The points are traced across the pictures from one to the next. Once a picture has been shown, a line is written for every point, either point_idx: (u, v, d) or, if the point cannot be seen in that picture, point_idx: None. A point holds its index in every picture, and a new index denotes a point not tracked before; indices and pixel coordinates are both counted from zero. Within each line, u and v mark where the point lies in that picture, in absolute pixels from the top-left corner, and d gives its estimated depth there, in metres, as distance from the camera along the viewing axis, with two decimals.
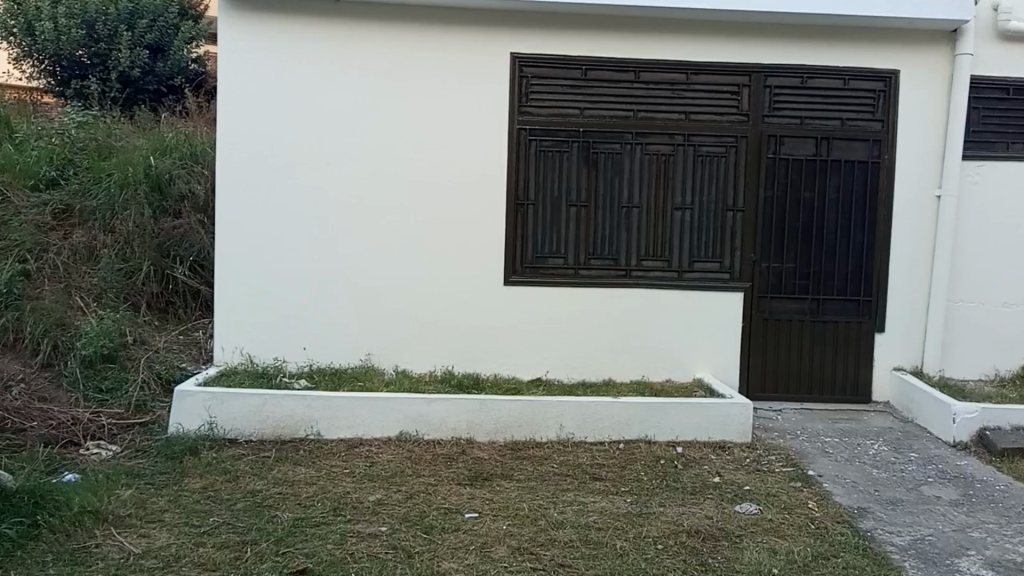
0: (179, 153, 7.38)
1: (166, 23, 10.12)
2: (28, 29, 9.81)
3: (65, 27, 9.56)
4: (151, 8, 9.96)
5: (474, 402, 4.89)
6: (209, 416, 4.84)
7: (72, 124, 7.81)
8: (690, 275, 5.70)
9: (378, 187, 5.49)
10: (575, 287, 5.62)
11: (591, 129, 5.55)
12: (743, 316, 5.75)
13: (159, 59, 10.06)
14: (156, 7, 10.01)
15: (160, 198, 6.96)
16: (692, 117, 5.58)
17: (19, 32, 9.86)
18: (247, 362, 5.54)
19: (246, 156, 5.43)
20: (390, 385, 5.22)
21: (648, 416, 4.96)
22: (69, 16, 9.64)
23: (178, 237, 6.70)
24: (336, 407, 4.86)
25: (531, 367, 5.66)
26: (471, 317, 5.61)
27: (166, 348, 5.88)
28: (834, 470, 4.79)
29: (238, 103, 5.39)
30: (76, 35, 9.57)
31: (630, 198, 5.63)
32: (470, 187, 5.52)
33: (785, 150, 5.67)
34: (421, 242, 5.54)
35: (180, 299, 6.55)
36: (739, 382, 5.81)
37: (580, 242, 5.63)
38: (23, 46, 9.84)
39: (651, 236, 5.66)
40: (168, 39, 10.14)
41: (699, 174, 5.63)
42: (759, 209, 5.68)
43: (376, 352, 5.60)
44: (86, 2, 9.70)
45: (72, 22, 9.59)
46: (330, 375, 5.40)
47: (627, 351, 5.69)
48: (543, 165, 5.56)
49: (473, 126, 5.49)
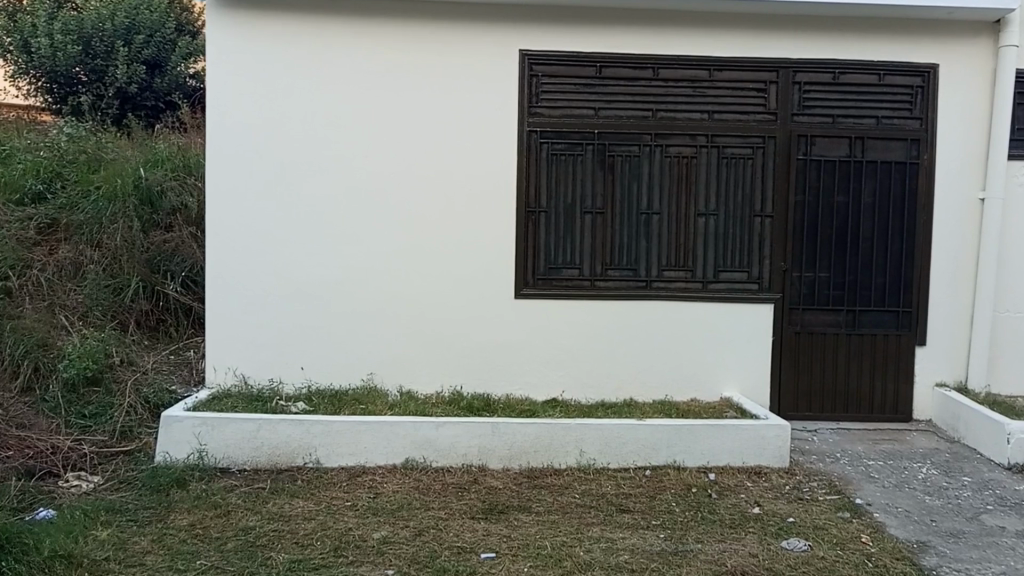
0: (171, 165, 7.08)
1: (163, 38, 9.86)
2: (25, 47, 9.60)
3: (61, 44, 9.32)
4: (148, 24, 9.72)
5: (487, 426, 4.48)
6: (199, 443, 4.45)
7: (62, 138, 7.51)
8: (716, 287, 5.31)
9: (380, 194, 5.13)
10: (592, 299, 5.23)
11: (607, 131, 5.19)
12: (774, 329, 5.35)
13: (156, 75, 9.77)
14: (153, 23, 9.76)
15: (152, 212, 6.66)
16: (715, 116, 5.22)
17: (15, 50, 9.64)
18: (241, 384, 5.16)
19: (238, 162, 5.08)
20: (394, 408, 4.81)
21: (677, 439, 4.53)
22: (66, 32, 9.40)
23: (169, 251, 6.37)
24: (337, 433, 4.46)
25: (546, 386, 5.26)
26: (483, 332, 5.22)
27: (155, 370, 5.50)
28: (883, 498, 4.36)
29: (229, 106, 5.06)
30: (72, 52, 9.29)
31: (650, 204, 5.25)
32: (477, 192, 5.16)
33: (816, 150, 5.30)
34: (424, 252, 5.17)
35: (171, 317, 6.18)
36: (769, 401, 5.41)
37: (596, 251, 5.25)
38: (20, 64, 9.61)
39: (674, 244, 5.28)
40: (165, 54, 9.87)
41: (724, 177, 5.26)
42: (789, 214, 5.29)
43: (379, 372, 5.21)
44: (83, 18, 9.45)
45: (69, 38, 9.34)
46: (330, 398, 5.00)
47: (648, 369, 5.29)
48: (556, 169, 5.20)
49: (480, 128, 5.14)
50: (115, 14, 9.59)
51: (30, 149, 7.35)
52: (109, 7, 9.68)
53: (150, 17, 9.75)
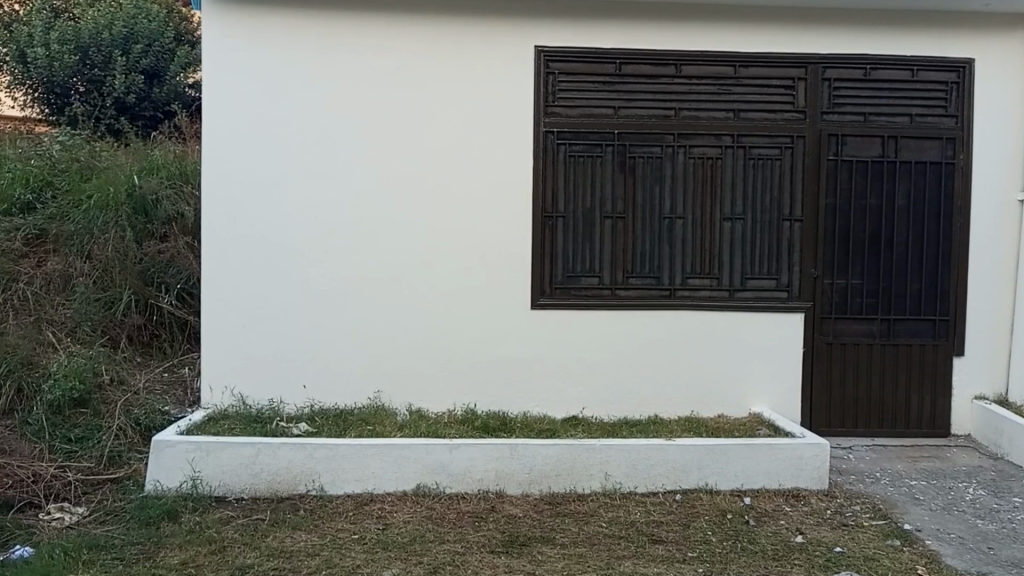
0: (167, 173, 6.76)
1: (161, 48, 9.57)
2: (21, 56, 9.28)
3: (58, 54, 9.01)
4: (146, 33, 9.43)
5: (504, 448, 4.15)
6: (192, 471, 4.11)
7: (54, 146, 7.23)
8: (743, 295, 5.01)
9: (387, 200, 4.82)
10: (612, 310, 4.93)
11: (627, 130, 4.90)
12: (805, 340, 5.06)
13: (155, 84, 9.45)
14: (151, 32, 9.48)
15: (146, 222, 6.33)
16: (742, 115, 4.93)
17: (11, 60, 9.32)
18: (239, 404, 4.84)
19: (234, 166, 4.78)
20: (404, 429, 4.47)
21: (709, 461, 4.20)
22: (62, 42, 9.10)
23: (164, 262, 6.04)
24: (342, 458, 4.13)
25: (564, 403, 4.94)
26: (497, 347, 4.90)
27: (148, 390, 5.17)
28: (933, 523, 4.03)
29: (225, 106, 4.75)
30: (69, 61, 8.98)
31: (673, 208, 4.96)
32: (490, 197, 4.85)
33: (847, 150, 5.02)
34: (435, 261, 4.85)
35: (166, 332, 5.85)
36: (801, 416, 5.10)
37: (616, 259, 4.94)
38: (16, 74, 9.31)
39: (698, 251, 4.98)
40: (164, 64, 9.57)
41: (751, 180, 4.97)
42: (821, 218, 5.00)
43: (387, 389, 4.89)
44: (80, 28, 9.17)
45: (66, 48, 9.04)
46: (334, 419, 4.67)
47: (672, 383, 4.98)
48: (573, 172, 4.90)
49: (493, 129, 4.83)
50: (112, 24, 9.32)
51: (20, 157, 7.07)
52: (107, 16, 9.41)
53: (149, 26, 9.48)
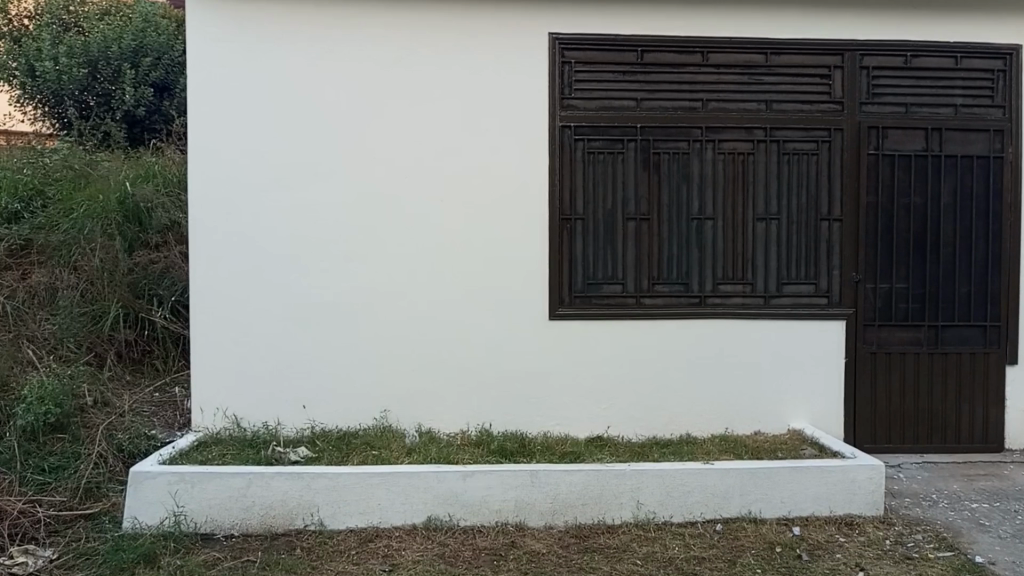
0: (161, 180, 6.38)
1: (173, 61, 8.97)
2: (31, 71, 8.83)
3: (67, 67, 8.56)
4: (155, 46, 8.83)
5: (525, 474, 3.72)
6: (176, 505, 3.75)
7: (48, 155, 6.84)
8: (780, 301, 4.63)
9: (390, 202, 4.43)
10: (637, 319, 4.54)
11: (651, 125, 4.55)
12: (846, 349, 4.66)
13: (165, 98, 8.88)
14: (161, 45, 8.87)
15: (140, 230, 5.92)
16: (774, 106, 4.59)
17: (20, 75, 8.85)
18: (233, 427, 4.42)
19: (223, 168, 4.39)
20: (412, 453, 4.04)
21: (752, 486, 3.75)
22: (70, 56, 8.64)
23: (157, 274, 5.61)
24: (343, 488, 3.73)
25: (586, 421, 4.52)
26: (512, 360, 4.49)
27: (134, 412, 4.74)
28: (1007, 553, 3.47)
29: (213, 104, 4.37)
30: (78, 74, 8.53)
31: (702, 208, 4.60)
32: (502, 197, 4.47)
33: (888, 144, 4.65)
34: (445, 267, 4.45)
35: (159, 347, 5.38)
36: (843, 432, 4.68)
37: (640, 264, 4.57)
38: (24, 89, 8.85)
39: (728, 254, 4.61)
40: (175, 77, 8.95)
41: (786, 176, 4.61)
42: (861, 217, 4.63)
43: (394, 408, 4.47)
44: (89, 41, 8.65)
45: (75, 62, 8.58)
46: (336, 442, 4.25)
47: (703, 398, 4.58)
48: (593, 171, 4.54)
49: (504, 123, 4.46)
50: (121, 36, 8.74)
51: (13, 167, 6.69)
52: (116, 29, 8.85)
53: (158, 39, 8.87)
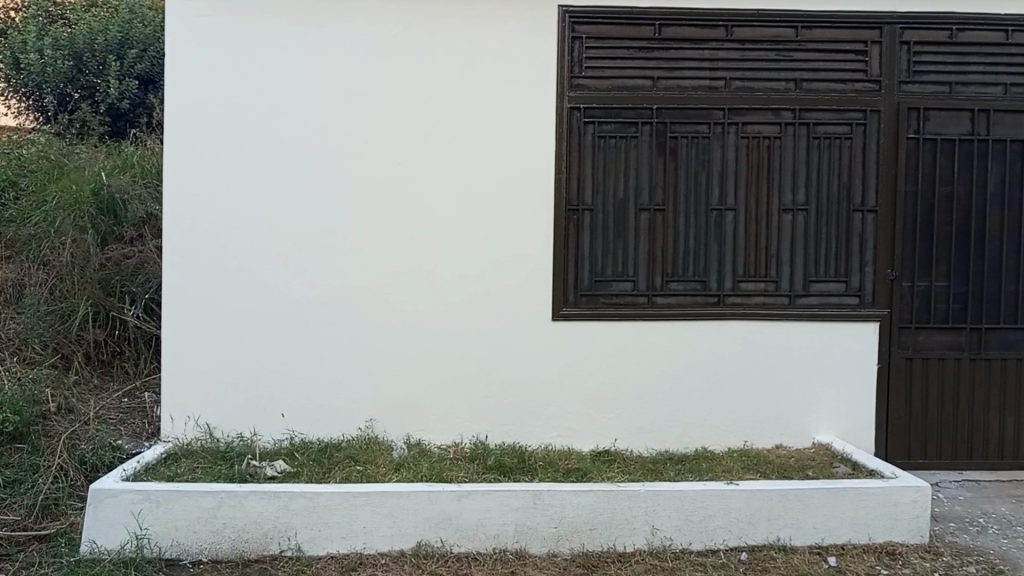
0: (139, 171, 5.97)
1: (159, 53, 8.45)
2: (15, 63, 8.37)
3: (51, 59, 8.16)
4: (142, 38, 8.37)
5: (528, 495, 3.33)
6: (138, 527, 3.36)
7: (25, 147, 6.48)
8: (806, 301, 4.23)
9: (382, 191, 4.02)
10: (649, 321, 4.13)
11: (668, 106, 4.14)
12: (881, 353, 4.24)
13: (151, 92, 8.31)
14: (148, 36, 8.39)
15: (114, 224, 5.50)
16: (805, 86, 4.20)
17: (3, 68, 8.38)
18: (205, 437, 4.04)
19: (199, 153, 3.99)
20: (401, 469, 3.65)
21: (783, 510, 3.37)
22: (56, 48, 8.23)
23: (130, 270, 5.19)
24: (324, 509, 3.34)
25: (592, 433, 4.12)
26: (513, 365, 4.08)
27: (100, 420, 4.37)
28: None
29: (189, 82, 3.97)
30: (64, 66, 8.14)
31: (721, 198, 4.20)
32: (504, 186, 4.05)
33: (930, 127, 4.28)
34: (442, 262, 4.05)
35: (131, 348, 5.00)
36: (875, 446, 4.24)
37: (653, 259, 4.17)
38: (9, 82, 8.41)
39: (748, 249, 4.21)
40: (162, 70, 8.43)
41: (815, 163, 4.22)
42: (898, 208, 4.24)
43: (381, 418, 4.08)
44: (75, 33, 8.29)
45: (61, 54, 8.19)
46: (317, 455, 3.86)
47: (721, 408, 4.17)
48: (603, 157, 4.14)
49: (508, 103, 4.04)
50: (107, 28, 8.34)
51: None
52: (103, 21, 8.46)
53: (145, 30, 8.41)
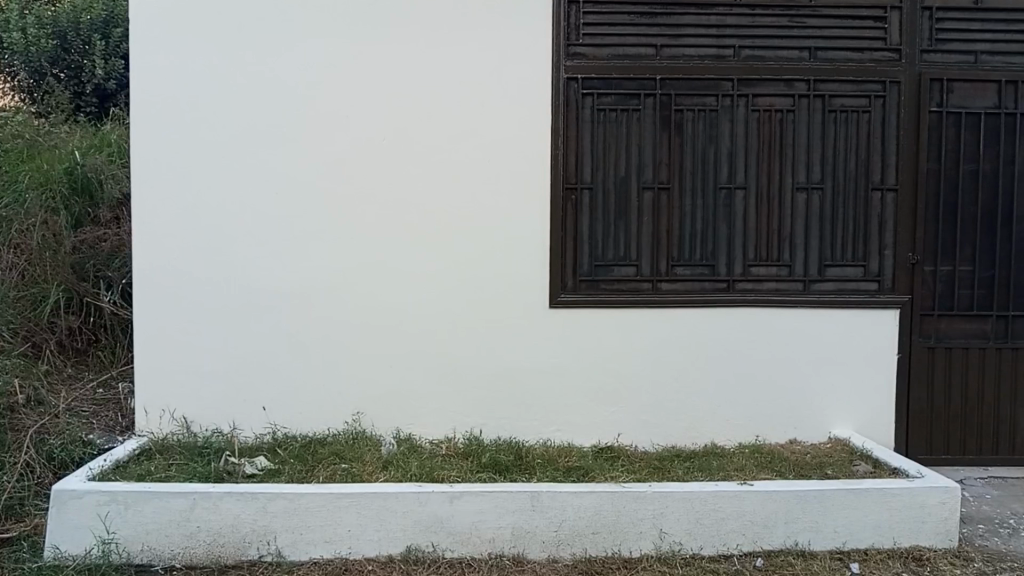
0: (116, 149, 5.68)
1: None
2: None
3: (35, 38, 7.57)
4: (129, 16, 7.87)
5: (526, 496, 3.09)
6: (105, 530, 3.11)
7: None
8: (821, 286, 3.96)
9: (366, 167, 3.74)
10: (654, 308, 3.87)
11: (673, 76, 3.84)
12: (900, 342, 3.99)
13: None
14: None
15: (89, 205, 5.21)
16: (819, 55, 3.91)
17: None
18: (182, 431, 3.78)
19: (168, 127, 3.71)
20: (390, 468, 3.39)
21: (802, 513, 3.15)
22: (39, 26, 7.64)
23: (106, 253, 4.93)
24: (306, 512, 3.09)
25: (595, 427, 3.87)
26: (508, 354, 3.82)
27: (71, 413, 4.10)
28: None
29: (156, 51, 3.69)
30: (47, 46, 7.51)
31: (732, 175, 3.91)
32: (496, 163, 3.76)
33: (954, 100, 3.99)
34: (430, 243, 3.77)
35: (107, 336, 4.73)
36: (895, 441, 4.00)
37: (659, 242, 3.90)
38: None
39: (761, 231, 3.94)
40: None
41: (832, 139, 3.94)
42: (920, 187, 3.96)
43: (369, 410, 3.82)
44: (59, 12, 7.71)
45: (44, 32, 7.60)
46: (300, 451, 3.60)
47: (731, 400, 3.92)
48: (604, 131, 3.85)
49: (500, 73, 3.74)
50: (92, 6, 7.79)
51: None
52: None
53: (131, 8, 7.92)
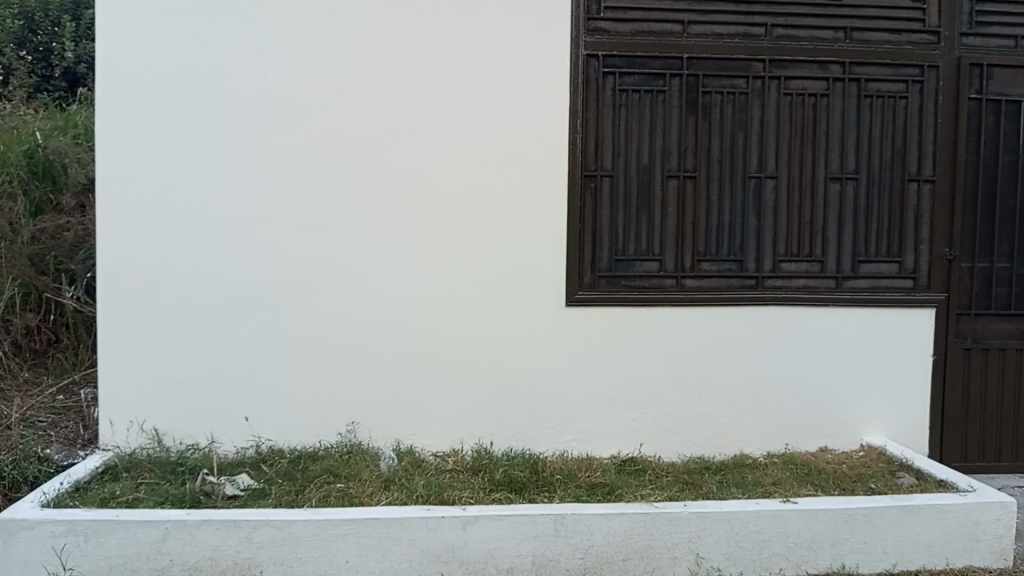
0: (84, 132, 4.96)
1: None
2: None
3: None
4: None
5: (549, 519, 2.78)
6: (60, 566, 2.69)
7: None
8: (855, 284, 3.68)
9: (361, 150, 3.34)
10: (679, 307, 3.54)
11: (700, 55, 3.51)
12: (937, 343, 3.72)
13: None
14: None
15: (51, 190, 4.59)
16: (855, 35, 3.61)
17: None
18: (153, 445, 3.35)
19: (138, 103, 3.27)
20: (392, 487, 3.03)
21: (848, 534, 2.90)
22: (5, 6, 6.79)
23: (70, 243, 4.39)
24: (298, 542, 2.71)
25: (614, 436, 3.54)
26: (520, 359, 3.47)
27: (25, 424, 3.66)
28: None
29: (125, 18, 3.26)
30: (13, 27, 6.65)
31: (762, 163, 3.60)
32: (507, 148, 3.40)
33: (993, 86, 3.72)
34: (433, 236, 3.39)
35: (69, 335, 4.25)
36: (929, 448, 3.75)
37: (683, 235, 3.58)
38: None
39: (792, 225, 3.64)
40: None
41: (867, 125, 3.65)
42: (959, 177, 3.69)
43: (365, 421, 3.44)
44: None
45: (11, 13, 6.74)
46: (290, 467, 3.21)
47: (760, 406, 3.63)
48: (624, 115, 3.51)
49: (511, 48, 3.37)
50: None
51: None
52: None
53: None
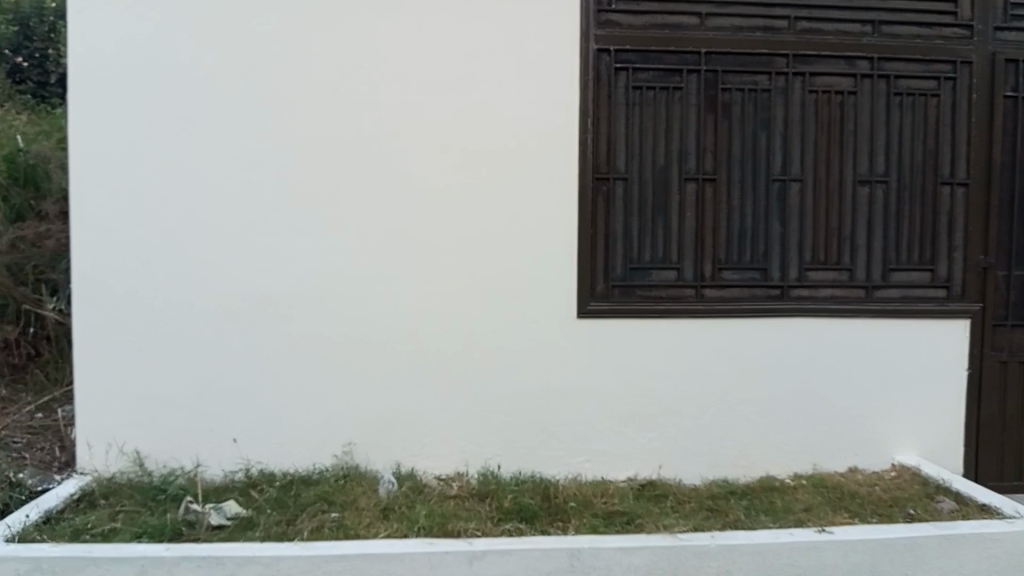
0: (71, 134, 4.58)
1: None
2: None
3: None
4: None
5: (563, 553, 2.53)
6: None
7: None
8: (885, 294, 3.45)
9: (356, 151, 3.12)
10: (698, 318, 3.31)
11: (718, 50, 3.30)
12: (972, 357, 3.49)
13: None
14: None
15: (33, 197, 4.27)
16: (883, 29, 3.39)
17: None
18: (135, 469, 3.11)
19: (118, 102, 3.05)
20: (391, 516, 2.78)
21: (888, 567, 2.66)
22: None
23: (52, 253, 4.11)
24: None
25: (629, 457, 3.30)
26: (528, 374, 3.23)
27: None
28: None
29: (105, 11, 3.03)
30: None
31: (786, 165, 3.38)
32: (514, 148, 3.17)
33: None
34: (434, 242, 3.16)
35: (50, 350, 4.01)
36: (965, 468, 3.51)
37: (702, 242, 3.35)
38: None
39: (818, 231, 3.41)
40: None
41: (896, 125, 3.43)
42: (995, 180, 3.46)
43: (362, 442, 3.20)
44: None
45: None
46: (280, 493, 2.97)
47: (785, 425, 3.38)
48: (638, 114, 3.29)
49: (518, 42, 3.15)
50: None
51: None
52: None
53: None
